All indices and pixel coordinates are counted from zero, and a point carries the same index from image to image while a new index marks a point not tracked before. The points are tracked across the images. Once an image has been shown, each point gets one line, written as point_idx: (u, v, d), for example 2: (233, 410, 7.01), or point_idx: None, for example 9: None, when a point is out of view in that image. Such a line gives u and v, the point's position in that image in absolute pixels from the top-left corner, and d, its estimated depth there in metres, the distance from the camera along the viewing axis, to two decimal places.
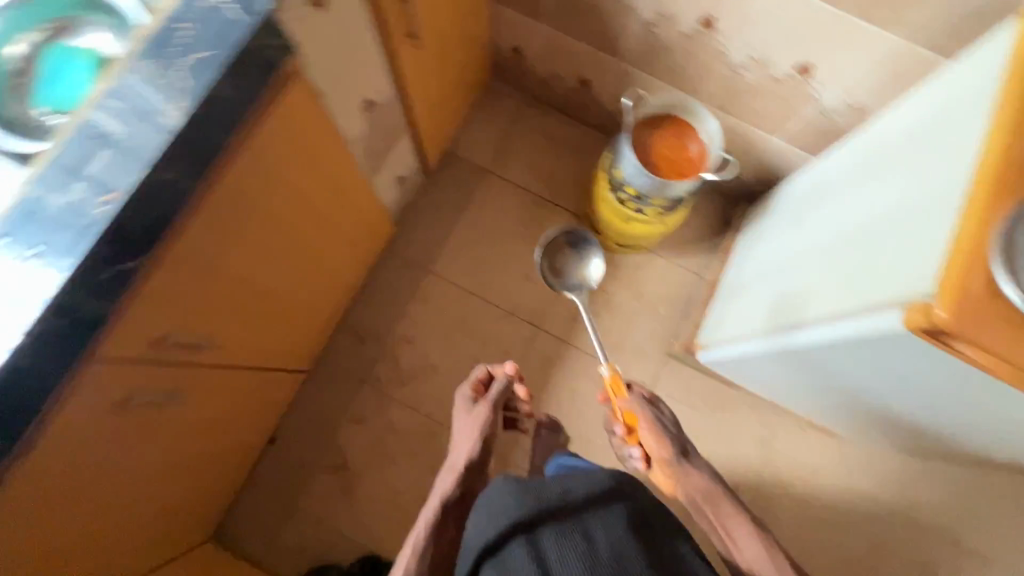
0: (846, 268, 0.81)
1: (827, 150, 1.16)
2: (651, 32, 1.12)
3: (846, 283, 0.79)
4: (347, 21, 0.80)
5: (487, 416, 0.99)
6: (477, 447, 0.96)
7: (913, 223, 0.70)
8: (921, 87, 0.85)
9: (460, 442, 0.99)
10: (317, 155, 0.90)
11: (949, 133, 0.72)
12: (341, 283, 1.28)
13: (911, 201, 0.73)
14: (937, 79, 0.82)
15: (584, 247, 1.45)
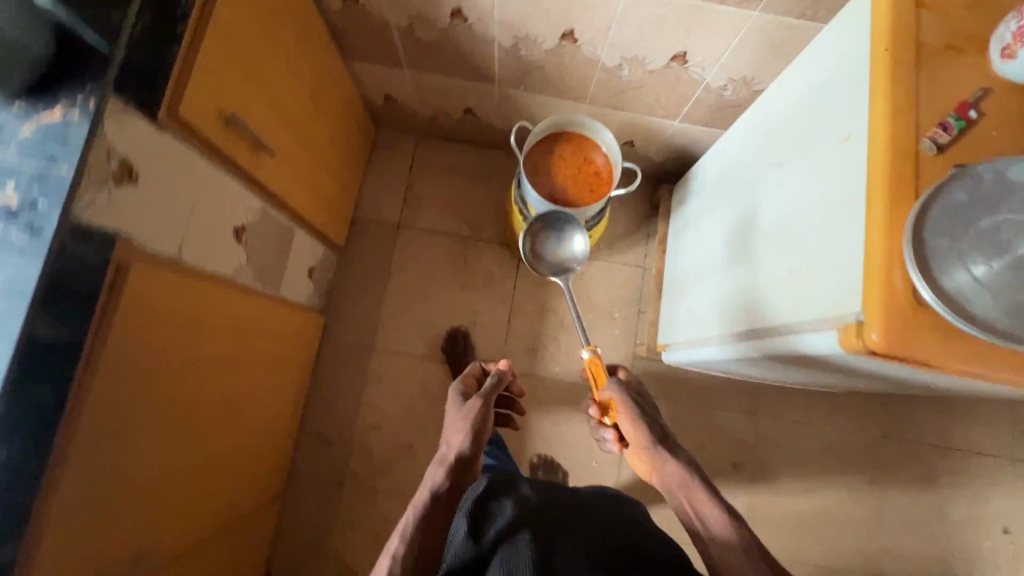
0: (775, 273, 0.78)
1: (726, 122, 1.12)
2: (516, 55, 1.05)
3: (777, 291, 0.77)
4: (173, 174, 0.71)
5: (483, 403, 0.87)
6: (471, 435, 0.82)
7: (822, 226, 0.67)
8: (796, 61, 0.81)
9: (449, 433, 0.86)
10: (201, 314, 0.81)
11: (829, 121, 0.69)
12: (283, 399, 1.20)
13: (813, 199, 0.71)
14: (806, 54, 0.79)
15: (563, 219, 1.05)
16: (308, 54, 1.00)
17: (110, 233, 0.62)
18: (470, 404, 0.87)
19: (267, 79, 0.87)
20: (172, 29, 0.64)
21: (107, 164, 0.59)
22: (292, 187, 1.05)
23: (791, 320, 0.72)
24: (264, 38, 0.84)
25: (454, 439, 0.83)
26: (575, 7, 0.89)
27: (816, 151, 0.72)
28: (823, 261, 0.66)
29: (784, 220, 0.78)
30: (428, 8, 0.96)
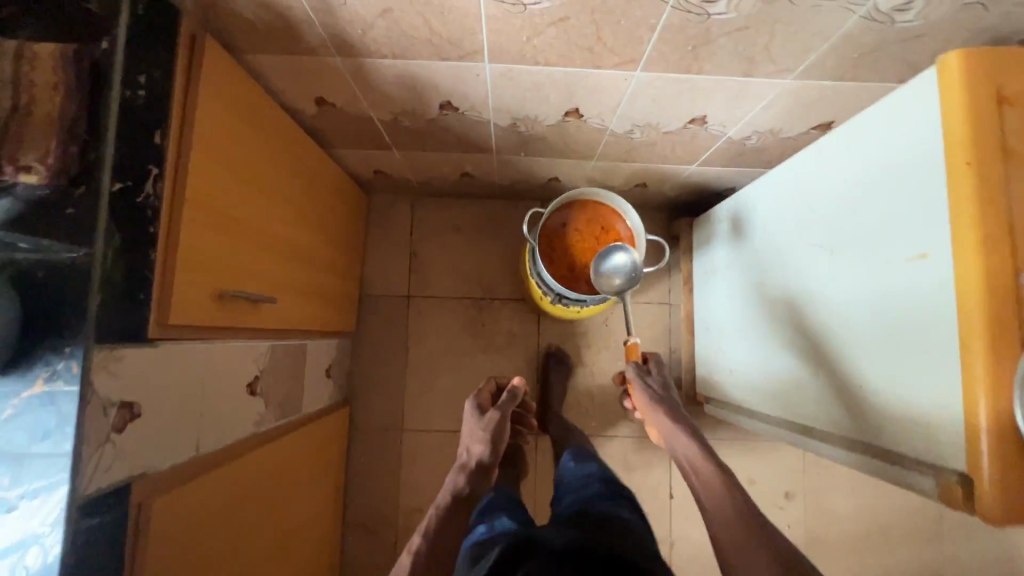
0: (837, 374, 0.73)
1: (749, 164, 1.03)
2: (515, 131, 0.95)
3: (844, 398, 0.72)
4: (178, 379, 0.65)
5: (502, 414, 0.84)
6: (490, 445, 0.79)
7: (895, 347, 0.62)
8: (841, 133, 0.73)
9: (468, 441, 0.82)
10: (238, 493, 0.76)
11: (891, 227, 0.62)
12: (328, 508, 1.16)
13: (877, 310, 0.65)
14: (847, 129, 0.71)
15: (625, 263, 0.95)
16: (290, 171, 0.91)
17: (124, 483, 0.56)
18: (490, 415, 0.84)
19: (255, 224, 0.80)
20: (146, 238, 0.57)
21: (104, 421, 0.53)
22: (298, 309, 0.98)
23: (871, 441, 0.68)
24: (245, 187, 0.76)
25: (474, 448, 0.80)
26: (579, 91, 0.79)
27: (875, 254, 0.65)
28: (903, 389, 0.61)
29: (840, 317, 0.72)
30: (414, 104, 0.86)
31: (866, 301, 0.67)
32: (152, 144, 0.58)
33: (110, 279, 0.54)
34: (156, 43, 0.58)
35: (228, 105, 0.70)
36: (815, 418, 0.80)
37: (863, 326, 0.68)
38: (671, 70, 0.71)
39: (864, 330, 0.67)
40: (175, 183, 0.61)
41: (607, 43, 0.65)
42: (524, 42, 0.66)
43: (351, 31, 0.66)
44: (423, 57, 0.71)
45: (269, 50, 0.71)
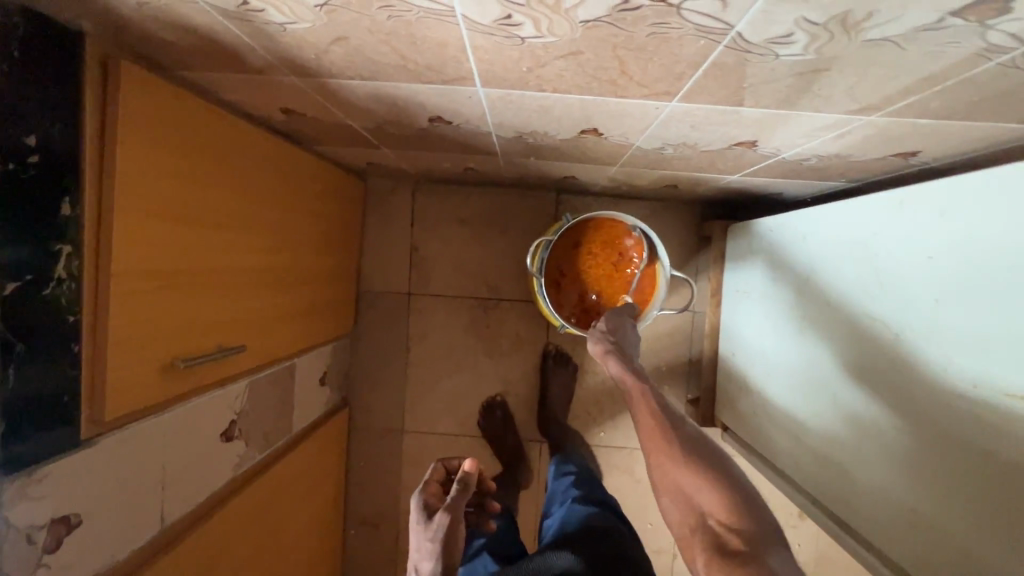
0: (891, 480, 0.65)
1: (804, 180, 0.86)
2: (521, 141, 0.80)
3: (889, 508, 0.65)
4: (129, 463, 0.59)
5: (451, 514, 0.69)
6: (443, 561, 0.67)
7: (984, 497, 0.53)
8: (945, 193, 0.57)
9: (416, 557, 0.70)
10: (211, 550, 0.73)
11: (993, 355, 0.51)
12: (323, 514, 1.15)
13: (969, 444, 0.54)
14: (956, 203, 0.56)
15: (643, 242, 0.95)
16: (265, 192, 0.80)
17: None
18: (437, 517, 0.69)
19: (220, 267, 0.70)
20: (62, 329, 0.49)
21: (30, 547, 0.48)
22: (284, 335, 0.91)
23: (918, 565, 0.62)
24: (202, 232, 0.66)
25: (422, 567, 0.68)
26: (597, 115, 0.63)
27: (971, 375, 0.53)
28: (983, 546, 0.53)
29: (906, 422, 0.62)
30: (397, 117, 0.71)
31: (953, 424, 0.56)
32: (61, 216, 0.48)
33: (19, 391, 0.46)
34: (50, 84, 0.46)
35: (170, 144, 0.58)
36: (847, 507, 0.73)
37: (940, 449, 0.58)
38: (718, 102, 0.55)
39: (941, 455, 0.57)
40: (101, 263, 0.51)
41: (633, 76, 0.49)
42: (524, 72, 0.51)
43: (304, 56, 0.51)
44: (399, 80, 0.56)
45: (213, 69, 0.57)
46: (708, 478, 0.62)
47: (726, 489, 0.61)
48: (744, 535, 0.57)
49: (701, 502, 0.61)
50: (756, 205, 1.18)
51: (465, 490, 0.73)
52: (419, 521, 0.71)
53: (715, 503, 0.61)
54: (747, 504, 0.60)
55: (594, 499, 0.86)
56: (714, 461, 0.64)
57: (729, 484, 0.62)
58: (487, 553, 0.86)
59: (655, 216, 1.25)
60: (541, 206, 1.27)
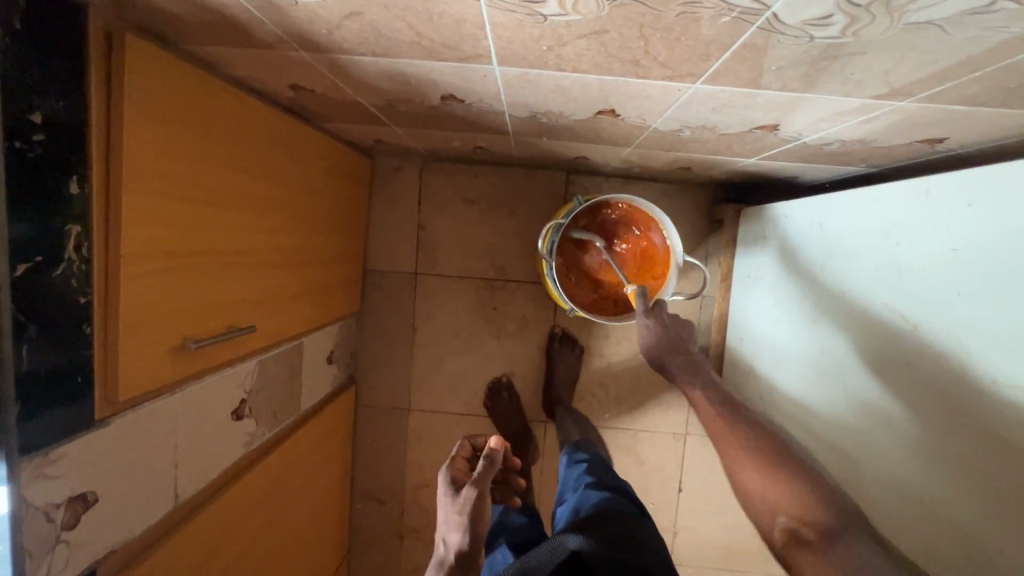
0: (901, 471, 0.65)
1: (824, 165, 0.84)
2: (535, 121, 0.78)
3: (898, 497, 0.65)
4: (143, 441, 0.59)
5: (478, 487, 0.70)
6: (471, 533, 0.66)
7: (994, 492, 0.53)
8: (976, 183, 0.55)
9: (443, 529, 0.70)
10: (225, 523, 0.75)
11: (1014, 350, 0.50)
12: (332, 488, 1.17)
13: (982, 439, 0.54)
14: (983, 194, 0.55)
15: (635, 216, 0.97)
16: (272, 170, 0.78)
17: (87, 568, 0.53)
18: (464, 491, 0.70)
19: (228, 247, 0.69)
20: (74, 310, 0.49)
21: (49, 525, 0.48)
22: (292, 315, 0.91)
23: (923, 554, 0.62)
24: (210, 211, 0.65)
25: (450, 539, 0.67)
26: (616, 96, 0.61)
27: (989, 370, 0.53)
28: (991, 540, 0.53)
29: (919, 415, 0.62)
30: (409, 94, 0.69)
31: (967, 418, 0.56)
32: (69, 195, 0.47)
33: (34, 372, 0.46)
34: (55, 56, 0.45)
35: (176, 121, 0.57)
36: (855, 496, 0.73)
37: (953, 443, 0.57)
38: (743, 85, 0.53)
39: (954, 449, 0.57)
40: (108, 244, 0.51)
41: (657, 58, 0.48)
42: (544, 51, 0.49)
43: (314, 31, 0.50)
44: (412, 57, 0.54)
45: (221, 43, 0.55)
46: (778, 475, 0.59)
47: (796, 482, 0.57)
48: (814, 523, 0.52)
49: (771, 498, 0.57)
50: (770, 188, 1.16)
51: (491, 466, 0.73)
52: (446, 496, 0.71)
53: (787, 496, 0.56)
54: (823, 495, 0.55)
55: (610, 485, 0.84)
56: (786, 461, 0.61)
57: (802, 477, 0.58)
58: (506, 546, 0.73)
59: (667, 198, 1.23)
60: (551, 186, 1.25)
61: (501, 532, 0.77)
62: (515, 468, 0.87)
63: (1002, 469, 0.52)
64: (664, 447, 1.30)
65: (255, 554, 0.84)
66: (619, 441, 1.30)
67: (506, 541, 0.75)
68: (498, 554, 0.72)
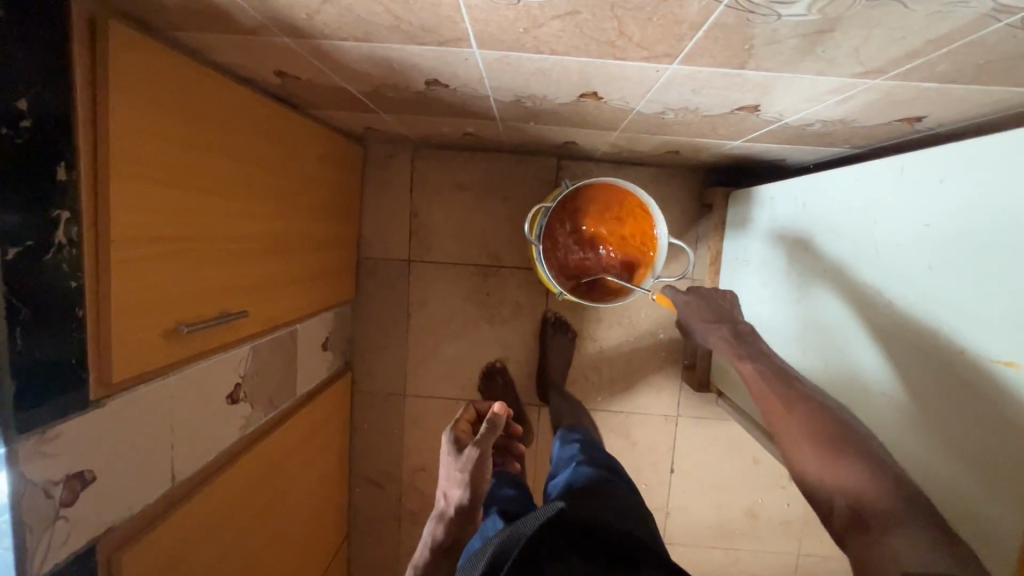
0: (880, 444, 0.66)
1: (808, 146, 0.84)
2: (521, 105, 0.78)
3: None
4: (138, 423, 0.60)
5: (480, 448, 0.73)
6: (470, 490, 0.71)
7: (966, 459, 0.54)
8: (951, 159, 0.56)
9: (445, 484, 0.74)
10: (224, 500, 0.77)
11: (989, 320, 0.51)
12: (330, 471, 1.20)
13: (955, 408, 0.56)
14: (956, 170, 0.55)
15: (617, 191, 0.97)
16: (262, 157, 0.79)
17: (87, 545, 0.55)
18: (466, 451, 0.73)
19: (219, 233, 0.71)
20: (66, 294, 0.50)
21: (49, 501, 0.50)
22: (285, 301, 0.92)
23: None
24: (201, 197, 0.66)
25: (451, 494, 0.72)
26: (597, 78, 0.61)
27: (962, 343, 0.54)
28: (967, 505, 0.55)
29: (897, 388, 0.63)
30: (393, 80, 0.70)
31: (942, 389, 0.57)
32: (57, 181, 0.48)
33: (28, 354, 0.47)
34: (36, 43, 0.45)
35: (162, 107, 0.58)
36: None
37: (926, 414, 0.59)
38: (719, 65, 0.53)
39: (931, 419, 0.59)
40: (98, 229, 0.52)
41: (632, 38, 0.48)
42: (521, 34, 0.49)
43: (293, 16, 0.50)
44: (393, 42, 0.54)
45: (204, 29, 0.56)
46: (849, 461, 0.58)
47: (862, 468, 0.57)
48: (880, 512, 0.53)
49: (838, 483, 0.57)
50: (759, 171, 1.17)
51: (494, 429, 0.76)
52: (449, 454, 0.75)
53: (855, 482, 0.56)
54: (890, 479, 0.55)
55: (600, 463, 0.87)
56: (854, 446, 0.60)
57: (868, 463, 0.58)
58: (496, 513, 0.74)
59: (657, 182, 1.24)
60: (542, 172, 1.25)
61: (494, 501, 0.78)
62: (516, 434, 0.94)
63: (975, 437, 0.53)
64: (655, 429, 1.32)
65: (254, 537, 0.86)
66: (612, 424, 1.32)
67: (497, 510, 0.76)
68: (489, 521, 0.72)
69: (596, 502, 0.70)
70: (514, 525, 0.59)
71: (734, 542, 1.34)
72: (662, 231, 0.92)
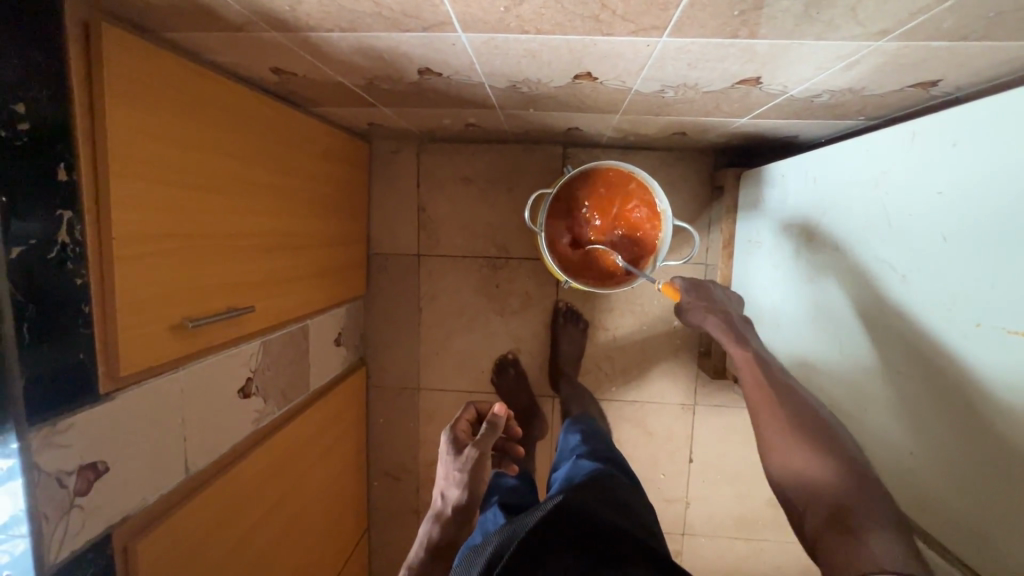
0: (899, 423, 0.63)
1: (818, 118, 0.81)
2: (516, 91, 0.78)
3: (893, 448, 0.65)
4: (149, 416, 0.62)
5: (479, 449, 0.76)
6: (468, 489, 0.73)
7: (986, 436, 0.52)
8: (967, 121, 0.53)
9: (443, 485, 0.77)
10: (240, 488, 0.79)
11: (1002, 289, 0.49)
12: (346, 464, 1.22)
13: (970, 385, 0.53)
14: (968, 133, 0.53)
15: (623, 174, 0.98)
16: (265, 156, 0.81)
17: (104, 533, 0.58)
18: (466, 451, 0.76)
19: (224, 230, 0.72)
20: (72, 292, 0.52)
21: (63, 490, 0.52)
22: (295, 294, 0.94)
23: (919, 503, 0.62)
24: (205, 195, 0.67)
25: (449, 494, 0.74)
26: (587, 58, 0.60)
27: (976, 315, 0.51)
28: (983, 485, 0.53)
29: (912, 365, 0.61)
30: (386, 71, 0.70)
31: (952, 365, 0.55)
32: (59, 181, 0.50)
33: (35, 351, 0.50)
34: (32, 46, 0.47)
35: (162, 108, 0.59)
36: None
37: (944, 392, 0.56)
38: (710, 35, 0.52)
39: (942, 398, 0.57)
40: (103, 225, 0.53)
41: (616, 11, 0.47)
42: (503, 13, 0.49)
43: (276, 8, 0.51)
44: (378, 30, 0.54)
45: (193, 29, 0.57)
46: (826, 460, 0.63)
47: (832, 468, 0.62)
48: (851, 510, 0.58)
49: (813, 478, 0.62)
50: (771, 150, 1.13)
51: (494, 429, 0.80)
52: (448, 453, 0.79)
53: (830, 480, 0.61)
54: (859, 480, 0.60)
55: (602, 455, 0.87)
56: (833, 445, 0.65)
57: (840, 463, 0.63)
58: (497, 505, 0.82)
59: (666, 166, 1.21)
60: (548, 161, 1.24)
61: (495, 492, 0.86)
62: (516, 436, 0.96)
63: (989, 410, 0.51)
64: (672, 418, 1.30)
65: (269, 530, 0.88)
66: (626, 413, 1.30)
67: (498, 500, 0.84)
68: (489, 513, 0.81)
69: (604, 492, 0.70)
70: (515, 524, 0.61)
71: (755, 532, 1.31)
72: (667, 210, 0.94)
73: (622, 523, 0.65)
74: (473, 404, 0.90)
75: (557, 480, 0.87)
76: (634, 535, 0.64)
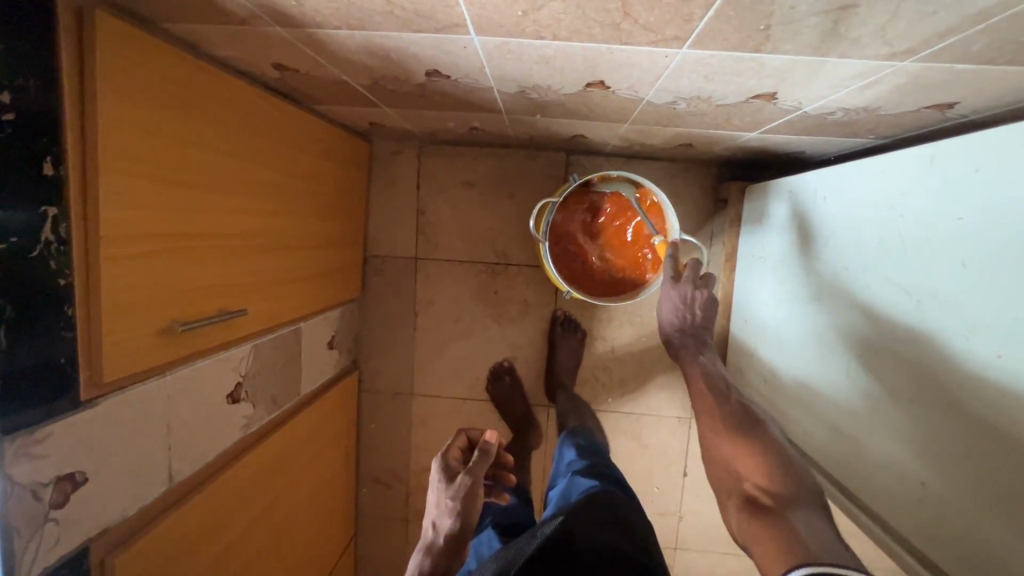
0: (906, 451, 0.62)
1: (829, 135, 0.80)
2: (525, 97, 0.76)
3: (897, 475, 0.64)
4: (131, 423, 0.59)
5: (472, 476, 0.73)
6: (459, 518, 0.71)
7: (997, 469, 0.51)
8: (992, 146, 0.52)
9: (434, 514, 0.74)
10: (223, 499, 0.76)
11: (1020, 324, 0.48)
12: (335, 471, 1.18)
13: (984, 415, 0.52)
14: (992, 159, 0.51)
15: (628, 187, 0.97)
16: (264, 154, 0.78)
17: (80, 546, 0.55)
18: (458, 478, 0.74)
19: (219, 229, 0.69)
20: (56, 292, 0.49)
21: (38, 502, 0.49)
22: (290, 297, 0.92)
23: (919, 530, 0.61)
24: (199, 194, 0.65)
25: (441, 524, 0.71)
26: (602, 67, 0.59)
27: (995, 346, 0.50)
28: (992, 520, 0.51)
29: (922, 393, 0.59)
30: (394, 72, 0.67)
31: (971, 397, 0.53)
32: (45, 177, 0.47)
33: (11, 356, 0.47)
34: (25, 34, 0.44)
35: (158, 102, 0.56)
36: (857, 477, 0.71)
37: (951, 421, 0.56)
38: (732, 49, 0.50)
39: (957, 431, 0.55)
40: (90, 226, 0.51)
41: (638, 20, 0.45)
42: (520, 17, 0.47)
43: (283, 4, 0.48)
44: (388, 29, 0.52)
45: (195, 21, 0.54)
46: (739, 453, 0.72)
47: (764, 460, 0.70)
48: (773, 493, 0.65)
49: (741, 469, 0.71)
50: (777, 163, 1.12)
51: (485, 456, 0.76)
52: (439, 480, 0.75)
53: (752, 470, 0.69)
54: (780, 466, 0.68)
55: (600, 472, 0.85)
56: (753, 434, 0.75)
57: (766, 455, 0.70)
58: (490, 527, 0.83)
59: (670, 177, 1.20)
60: (550, 167, 1.22)
61: (488, 513, 0.86)
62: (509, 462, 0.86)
63: (1003, 440, 0.50)
64: (667, 430, 1.29)
65: (253, 541, 0.85)
66: (622, 424, 1.29)
67: (491, 522, 0.84)
68: (483, 537, 0.82)
69: (605, 516, 0.68)
70: (513, 549, 0.60)
71: None
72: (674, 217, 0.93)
73: (624, 547, 0.63)
74: (464, 429, 0.86)
75: (553, 500, 0.85)
76: (634, 559, 0.62)
